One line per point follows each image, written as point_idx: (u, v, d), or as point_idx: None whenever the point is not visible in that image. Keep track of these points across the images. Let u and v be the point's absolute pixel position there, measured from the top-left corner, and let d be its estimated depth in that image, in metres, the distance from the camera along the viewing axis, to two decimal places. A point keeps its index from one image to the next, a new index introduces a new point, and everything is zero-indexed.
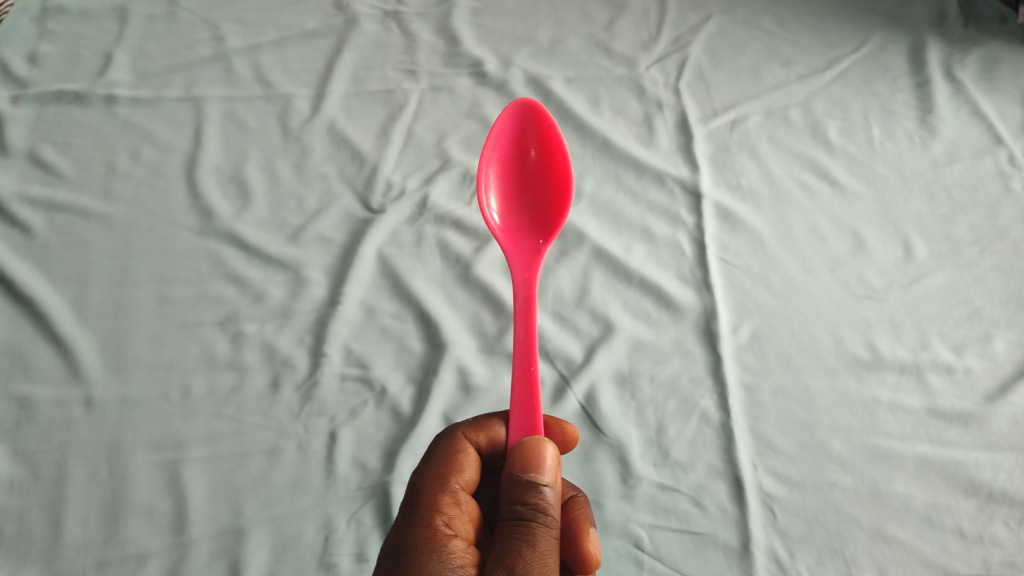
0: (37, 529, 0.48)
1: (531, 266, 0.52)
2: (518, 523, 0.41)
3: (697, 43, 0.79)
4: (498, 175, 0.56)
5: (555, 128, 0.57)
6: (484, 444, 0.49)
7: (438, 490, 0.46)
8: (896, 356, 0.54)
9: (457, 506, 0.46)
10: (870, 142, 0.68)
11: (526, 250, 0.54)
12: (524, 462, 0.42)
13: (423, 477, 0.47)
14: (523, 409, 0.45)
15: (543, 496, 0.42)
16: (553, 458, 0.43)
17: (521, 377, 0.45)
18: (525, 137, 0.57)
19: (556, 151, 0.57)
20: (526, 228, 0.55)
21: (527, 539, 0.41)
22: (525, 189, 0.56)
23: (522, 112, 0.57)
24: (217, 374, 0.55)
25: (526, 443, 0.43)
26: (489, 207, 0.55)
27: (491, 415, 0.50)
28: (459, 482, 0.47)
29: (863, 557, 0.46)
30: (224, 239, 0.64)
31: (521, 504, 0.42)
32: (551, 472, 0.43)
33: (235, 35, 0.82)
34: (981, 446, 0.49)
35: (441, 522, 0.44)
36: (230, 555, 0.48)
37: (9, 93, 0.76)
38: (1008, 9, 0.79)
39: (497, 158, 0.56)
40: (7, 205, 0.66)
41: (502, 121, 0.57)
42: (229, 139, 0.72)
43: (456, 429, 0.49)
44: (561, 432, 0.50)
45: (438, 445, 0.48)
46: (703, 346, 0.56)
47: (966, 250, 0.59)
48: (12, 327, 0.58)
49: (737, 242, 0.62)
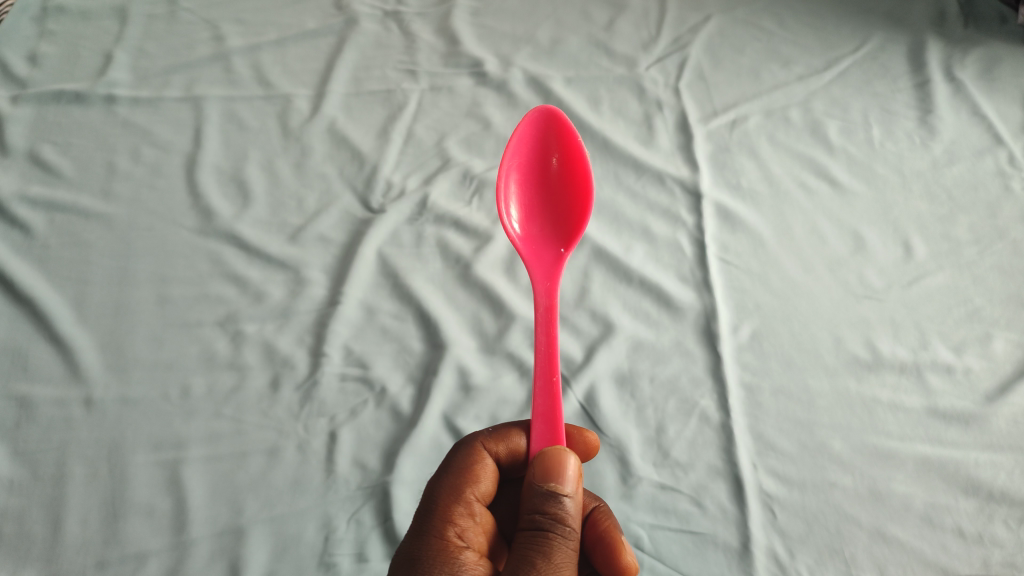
0: (36, 529, 0.48)
1: (552, 276, 0.52)
2: (535, 534, 0.41)
3: (697, 43, 0.79)
4: (518, 184, 0.55)
5: (576, 136, 0.56)
6: (504, 455, 0.48)
7: (452, 501, 0.45)
8: (896, 356, 0.54)
9: (471, 518, 0.45)
10: (870, 142, 0.68)
11: (547, 260, 0.53)
12: (545, 472, 0.42)
13: (438, 487, 0.46)
14: (545, 420, 0.45)
15: (562, 507, 0.42)
16: (576, 467, 0.42)
17: (542, 388, 0.45)
18: (546, 144, 0.56)
19: (578, 159, 0.56)
20: (547, 237, 0.54)
21: (542, 550, 0.40)
22: (546, 197, 0.55)
23: (543, 119, 0.57)
24: (217, 374, 0.55)
25: (548, 454, 0.42)
26: (510, 216, 0.54)
27: (511, 425, 0.49)
28: (474, 493, 0.46)
29: (863, 557, 0.46)
30: (224, 239, 0.64)
31: (540, 514, 0.42)
32: (572, 482, 0.42)
33: (235, 35, 0.82)
34: (982, 446, 0.49)
35: (453, 534, 0.44)
36: (230, 555, 0.48)
37: (10, 93, 0.76)
38: (1008, 9, 0.79)
39: (517, 166, 0.56)
40: (6, 205, 0.66)
41: (523, 128, 0.56)
42: (229, 139, 0.72)
43: (475, 440, 0.48)
44: (582, 442, 0.49)
45: (455, 455, 0.47)
46: (703, 346, 0.56)
47: (966, 250, 0.59)
48: (11, 327, 0.58)
49: (737, 242, 0.62)
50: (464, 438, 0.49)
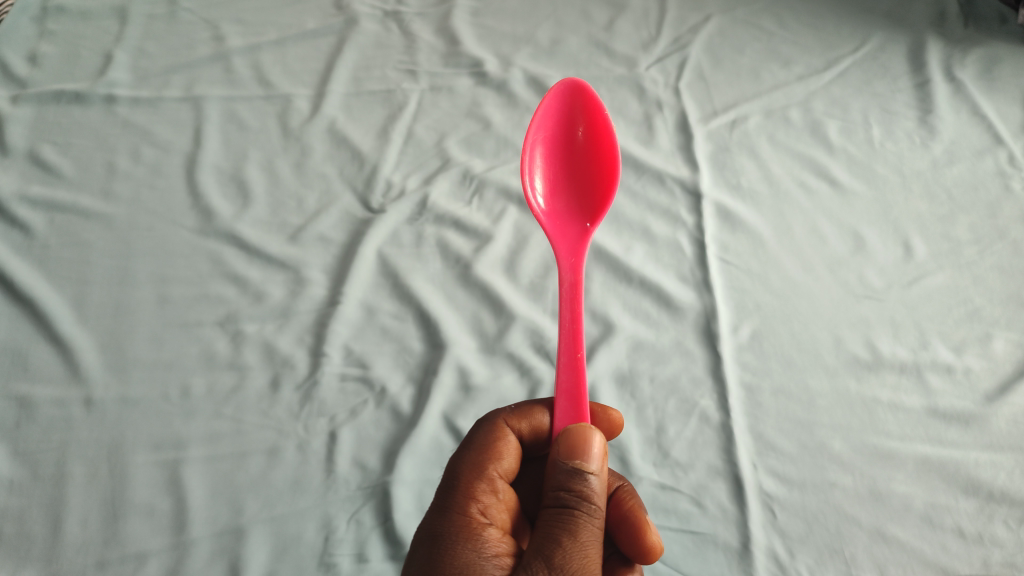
0: (36, 529, 0.48)
1: (577, 250, 0.52)
2: (560, 511, 0.41)
3: (697, 43, 0.79)
4: (544, 158, 0.56)
5: (602, 108, 0.56)
6: (526, 432, 0.48)
7: (475, 477, 0.45)
8: (896, 356, 0.54)
9: (494, 495, 0.45)
10: (869, 141, 0.68)
11: (572, 234, 0.53)
12: (569, 449, 0.42)
13: (460, 463, 0.46)
14: (569, 397, 0.45)
15: (588, 484, 0.41)
16: (601, 446, 0.42)
17: (567, 364, 0.45)
18: (571, 117, 0.57)
19: (603, 132, 0.56)
20: (572, 212, 0.54)
21: (568, 528, 0.40)
22: (572, 171, 0.56)
23: (570, 91, 0.57)
24: (217, 374, 0.55)
25: (572, 431, 0.42)
26: (535, 191, 0.55)
27: (533, 403, 0.49)
28: (497, 470, 0.46)
29: (863, 557, 0.46)
30: (224, 239, 0.64)
31: (566, 491, 0.41)
32: (598, 460, 0.42)
33: (235, 36, 0.82)
34: (982, 446, 0.49)
35: (476, 510, 0.44)
36: (230, 555, 0.48)
37: (10, 93, 0.76)
38: (1008, 9, 0.80)
39: (543, 139, 0.56)
40: (6, 205, 0.66)
41: (549, 101, 0.57)
42: (229, 139, 0.72)
43: (498, 417, 0.48)
44: (607, 419, 0.49)
45: (477, 431, 0.47)
46: (703, 345, 0.56)
47: (966, 250, 0.59)
48: (10, 327, 0.58)
49: (737, 242, 0.62)
50: (486, 415, 0.49)
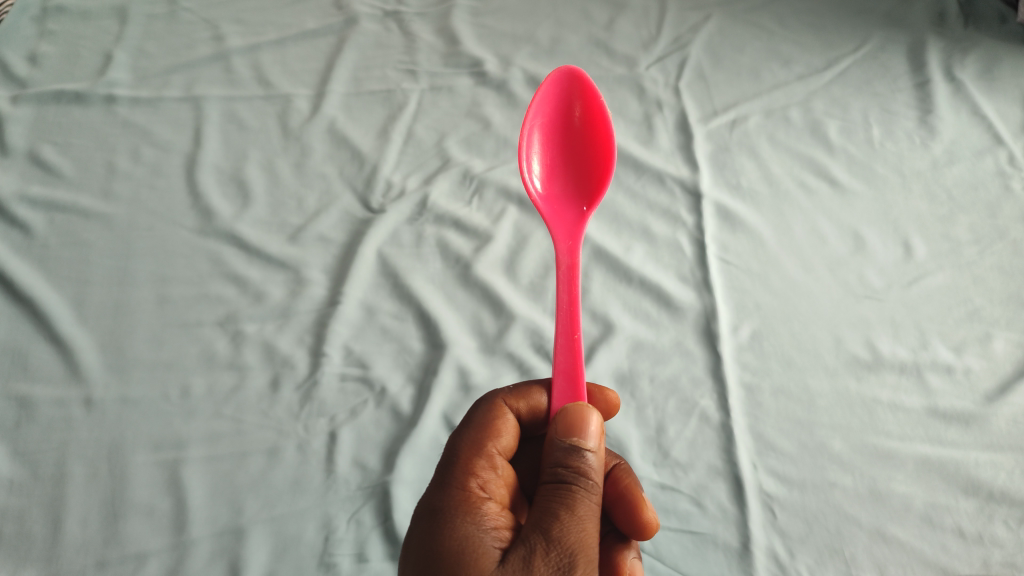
0: (36, 529, 0.48)
1: (574, 233, 0.52)
2: (558, 486, 0.41)
3: (697, 43, 0.79)
4: (541, 142, 0.56)
5: (599, 93, 0.56)
6: (524, 412, 0.48)
7: (474, 454, 0.45)
8: (896, 356, 0.54)
9: (492, 470, 0.45)
10: (869, 142, 0.68)
11: (569, 218, 0.53)
12: (567, 427, 0.42)
13: (459, 440, 0.46)
14: (567, 378, 0.45)
15: (585, 461, 0.41)
16: (598, 425, 0.42)
17: (564, 345, 0.45)
18: (569, 103, 0.57)
19: (600, 116, 0.56)
20: (570, 196, 0.54)
21: (565, 502, 0.40)
22: (569, 156, 0.56)
23: (567, 76, 0.57)
24: (217, 374, 0.55)
25: (569, 410, 0.42)
26: (532, 175, 0.55)
27: (531, 384, 0.49)
28: (496, 447, 0.46)
29: (863, 557, 0.46)
30: (224, 239, 0.64)
31: (563, 466, 0.41)
32: (595, 438, 0.42)
33: (235, 36, 0.82)
34: (982, 445, 0.49)
35: (475, 485, 0.43)
36: (230, 555, 0.48)
37: (10, 93, 0.76)
38: (1008, 8, 0.79)
39: (541, 124, 0.56)
40: (7, 205, 0.66)
41: (547, 86, 0.56)
42: (229, 139, 0.72)
43: (496, 396, 0.48)
44: (604, 400, 0.49)
45: (476, 410, 0.47)
46: (703, 346, 0.56)
47: (966, 250, 0.59)
48: (10, 326, 0.58)
49: (737, 243, 0.62)
50: (485, 396, 0.49)
